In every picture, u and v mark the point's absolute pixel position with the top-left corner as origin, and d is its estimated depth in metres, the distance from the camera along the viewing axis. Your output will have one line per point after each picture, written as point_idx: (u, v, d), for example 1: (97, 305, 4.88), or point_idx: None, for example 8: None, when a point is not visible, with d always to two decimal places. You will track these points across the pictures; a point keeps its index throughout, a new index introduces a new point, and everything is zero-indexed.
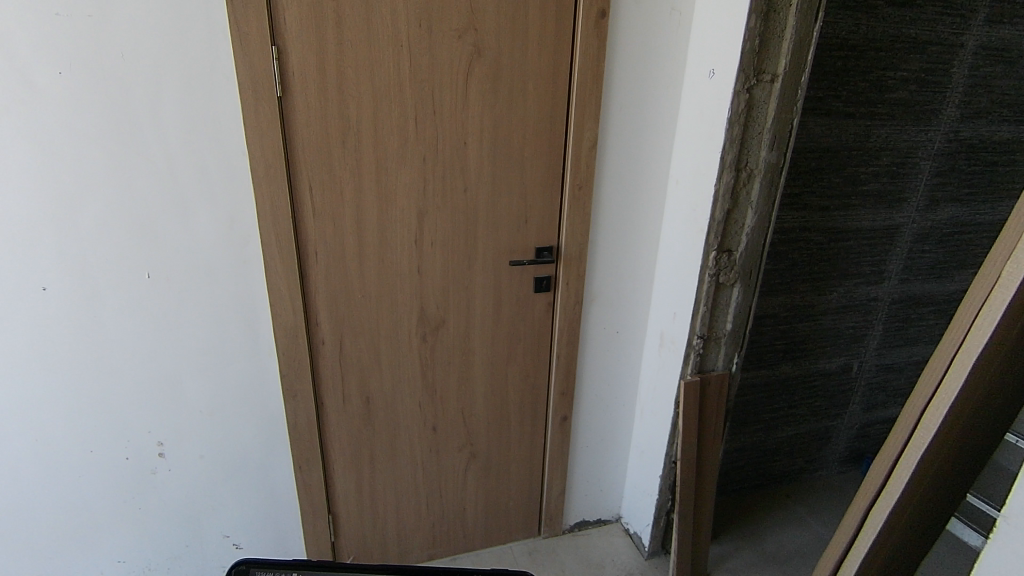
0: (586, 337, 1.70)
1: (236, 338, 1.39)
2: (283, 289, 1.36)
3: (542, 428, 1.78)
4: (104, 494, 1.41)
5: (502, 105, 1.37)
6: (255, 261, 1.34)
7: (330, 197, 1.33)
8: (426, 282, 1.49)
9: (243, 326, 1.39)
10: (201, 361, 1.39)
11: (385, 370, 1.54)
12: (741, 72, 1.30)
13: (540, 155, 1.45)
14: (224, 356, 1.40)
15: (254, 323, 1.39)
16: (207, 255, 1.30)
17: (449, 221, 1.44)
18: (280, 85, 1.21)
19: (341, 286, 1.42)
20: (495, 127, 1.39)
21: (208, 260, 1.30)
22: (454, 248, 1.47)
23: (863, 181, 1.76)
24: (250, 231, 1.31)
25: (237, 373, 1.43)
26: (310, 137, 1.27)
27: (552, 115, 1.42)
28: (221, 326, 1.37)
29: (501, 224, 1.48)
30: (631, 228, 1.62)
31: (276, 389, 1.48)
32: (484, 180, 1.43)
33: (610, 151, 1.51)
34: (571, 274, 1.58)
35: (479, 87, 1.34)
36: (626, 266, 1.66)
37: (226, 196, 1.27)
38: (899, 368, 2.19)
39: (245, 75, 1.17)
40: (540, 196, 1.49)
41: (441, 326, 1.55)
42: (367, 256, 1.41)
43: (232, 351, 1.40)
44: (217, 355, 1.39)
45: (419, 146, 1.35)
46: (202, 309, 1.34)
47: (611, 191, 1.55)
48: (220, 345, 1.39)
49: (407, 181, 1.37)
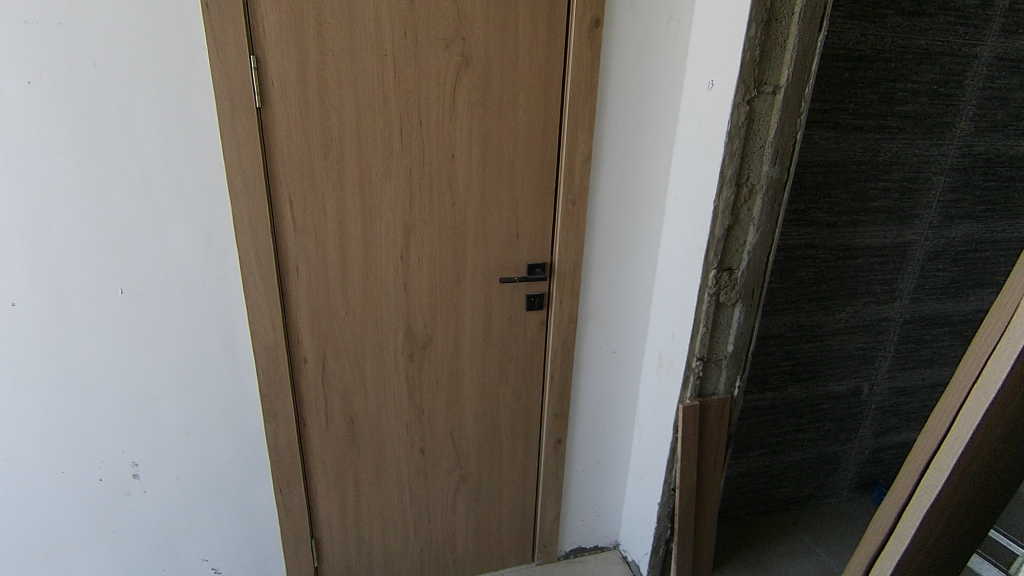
0: (582, 357, 1.64)
1: (213, 356, 1.35)
2: (263, 305, 1.31)
3: (535, 450, 1.71)
4: (76, 516, 1.36)
5: (492, 117, 1.32)
6: (233, 277, 1.29)
7: (312, 210, 1.28)
8: (413, 300, 1.43)
9: (221, 344, 1.34)
10: (178, 380, 1.34)
11: (370, 390, 1.49)
12: (741, 83, 1.24)
13: (531, 168, 1.39)
14: (201, 375, 1.35)
15: (233, 341, 1.35)
16: (183, 270, 1.25)
17: (436, 236, 1.39)
18: (259, 97, 1.17)
19: (324, 303, 1.37)
20: (484, 139, 1.34)
21: (184, 276, 1.26)
22: (442, 265, 1.42)
23: (872, 197, 1.69)
24: (228, 245, 1.26)
25: (215, 392, 1.38)
26: (291, 149, 1.23)
27: (544, 127, 1.36)
28: (198, 344, 1.32)
29: (491, 240, 1.43)
30: (628, 243, 1.56)
31: (255, 409, 1.42)
32: (473, 193, 1.37)
33: (606, 164, 1.45)
34: (565, 292, 1.52)
35: (467, 98, 1.29)
36: (623, 283, 1.60)
37: (203, 210, 1.23)
38: (912, 391, 2.10)
39: (222, 85, 1.13)
40: (532, 211, 1.43)
41: (429, 345, 1.49)
42: (351, 272, 1.36)
43: (209, 369, 1.35)
44: (195, 374, 1.35)
45: (406, 159, 1.30)
46: (178, 326, 1.30)
47: (608, 205, 1.50)
48: (196, 362, 1.34)
49: (392, 196, 1.32)
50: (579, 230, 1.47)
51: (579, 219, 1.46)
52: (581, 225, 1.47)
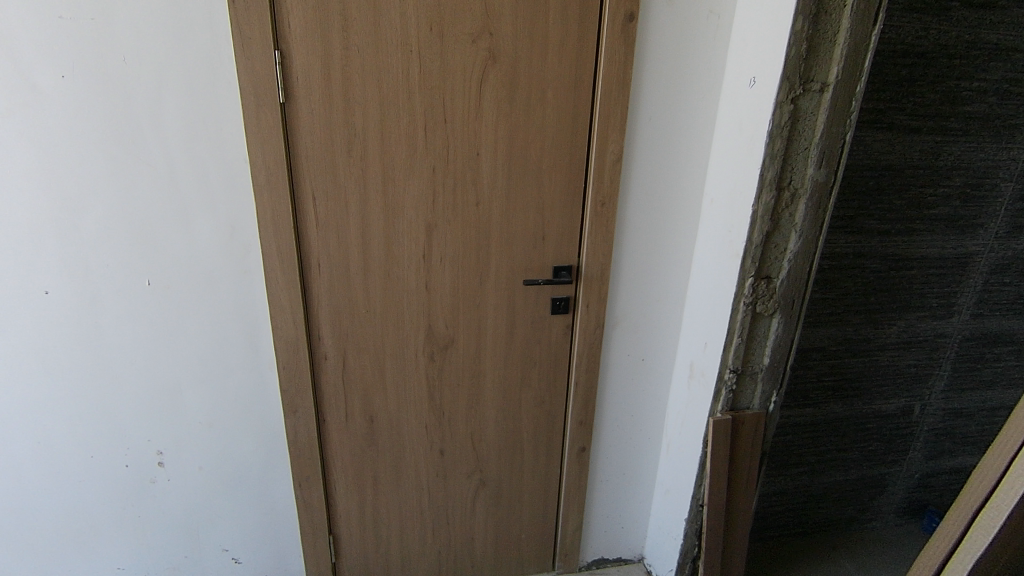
0: (608, 364, 1.58)
1: (236, 349, 1.36)
2: (284, 301, 1.31)
3: (558, 458, 1.67)
4: (104, 500, 1.40)
5: (519, 115, 1.28)
6: (256, 272, 1.30)
7: (335, 207, 1.27)
8: (435, 300, 1.41)
9: (244, 338, 1.35)
10: (202, 372, 1.36)
11: (390, 389, 1.47)
12: (785, 80, 1.16)
13: (558, 168, 1.34)
14: (224, 368, 1.37)
15: (255, 335, 1.35)
16: (208, 264, 1.27)
17: (460, 236, 1.36)
18: (283, 93, 1.16)
19: (345, 300, 1.36)
20: (510, 137, 1.30)
21: (208, 269, 1.27)
22: (465, 265, 1.39)
23: (930, 203, 1.56)
24: (251, 240, 1.27)
25: (237, 385, 1.39)
26: (315, 146, 1.22)
27: (573, 125, 1.31)
28: (221, 337, 1.34)
29: (515, 241, 1.39)
30: (659, 248, 1.49)
31: (276, 404, 1.43)
32: (498, 193, 1.34)
33: (638, 165, 1.39)
34: (592, 296, 1.47)
35: (494, 95, 1.26)
36: (653, 289, 1.53)
37: (228, 204, 1.23)
38: (970, 414, 1.94)
39: (247, 80, 1.13)
40: (559, 212, 1.39)
41: (450, 346, 1.47)
42: (373, 270, 1.35)
43: (232, 363, 1.37)
44: (218, 367, 1.36)
45: (430, 156, 1.28)
46: (202, 319, 1.31)
47: (639, 207, 1.43)
48: (220, 355, 1.35)
49: (415, 194, 1.30)
50: (608, 233, 1.41)
51: (608, 221, 1.40)
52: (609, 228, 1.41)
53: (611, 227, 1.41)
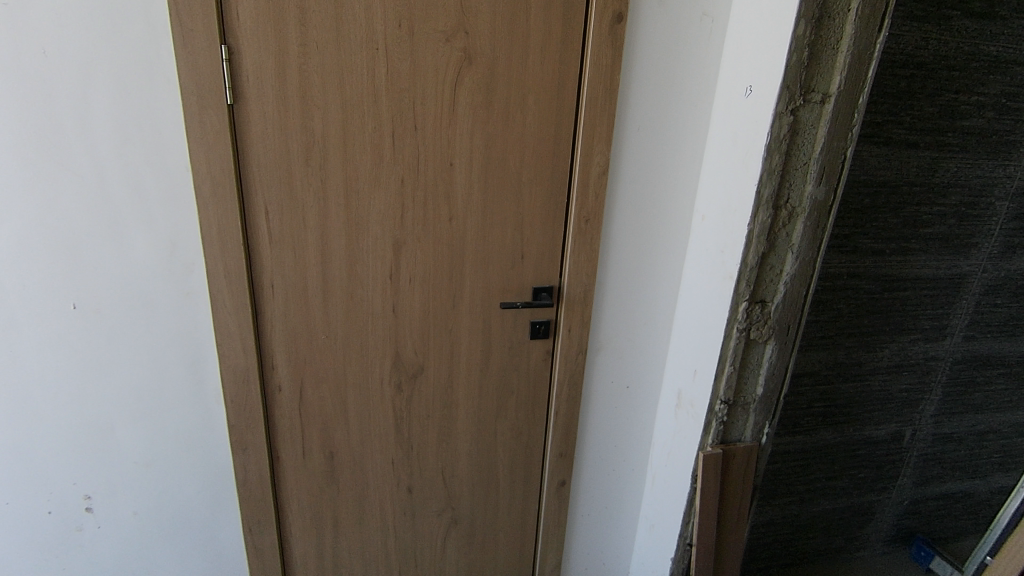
0: (591, 392, 1.47)
1: (177, 381, 1.20)
2: (232, 327, 1.17)
3: (536, 492, 1.54)
4: (22, 552, 1.23)
5: (497, 123, 1.17)
6: (200, 294, 1.15)
7: (290, 222, 1.14)
8: (402, 324, 1.28)
9: (186, 367, 1.20)
10: (138, 406, 1.20)
11: (353, 421, 1.34)
12: (784, 89, 1.07)
13: (539, 181, 1.23)
14: (164, 401, 1.21)
15: (199, 365, 1.20)
16: (143, 285, 1.12)
17: (430, 255, 1.23)
18: (231, 93, 1.02)
19: (302, 325, 1.22)
20: (487, 147, 1.18)
21: (144, 291, 1.12)
22: (436, 286, 1.26)
23: (925, 222, 1.50)
24: (194, 259, 1.12)
25: (178, 420, 1.23)
26: (267, 153, 1.08)
27: (556, 135, 1.21)
28: (160, 366, 1.18)
29: (492, 260, 1.27)
30: (646, 268, 1.39)
31: (224, 440, 1.28)
32: (473, 208, 1.22)
33: (624, 178, 1.29)
34: (574, 320, 1.36)
35: (469, 100, 1.14)
36: (639, 311, 1.43)
37: (167, 218, 1.09)
38: (959, 438, 1.88)
39: (186, 77, 0.99)
40: (539, 229, 1.27)
41: (419, 374, 1.34)
42: (333, 291, 1.21)
43: (172, 395, 1.21)
44: (156, 399, 1.20)
45: (397, 167, 1.15)
46: (137, 346, 1.16)
47: (626, 224, 1.33)
48: (158, 387, 1.20)
49: (382, 208, 1.17)
50: (592, 252, 1.30)
51: (592, 239, 1.29)
52: (594, 246, 1.30)
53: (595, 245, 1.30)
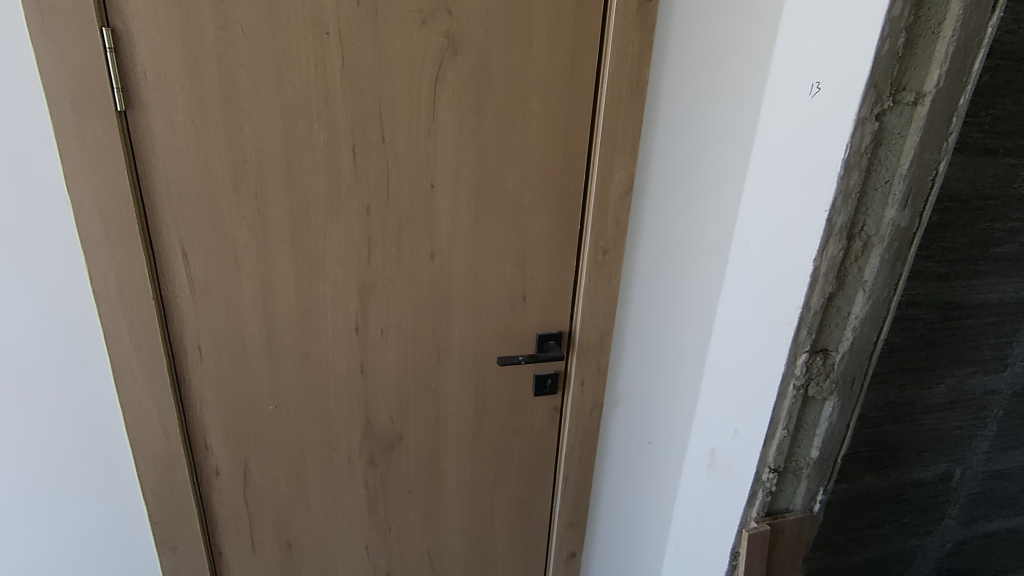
0: (607, 451, 1.22)
1: (77, 472, 0.91)
2: (147, 404, 0.88)
3: (541, 567, 1.30)
4: None
5: (491, 131, 0.89)
6: (100, 363, 0.86)
7: (218, 267, 0.85)
8: (374, 387, 1.01)
9: (89, 455, 0.91)
10: (26, 509, 0.91)
11: (314, 503, 1.07)
12: (871, 89, 0.80)
13: (546, 204, 0.96)
14: (62, 501, 0.92)
15: (106, 450, 0.91)
16: (19, 356, 0.82)
17: (408, 300, 0.96)
18: (122, 97, 0.73)
19: (242, 395, 0.94)
20: (478, 163, 0.90)
21: (21, 363, 0.83)
22: (415, 338, 0.99)
23: (997, 240, 1.26)
24: (89, 318, 0.83)
25: (83, 521, 0.94)
26: (180, 177, 0.79)
27: (567, 146, 0.93)
28: (53, 458, 0.89)
29: (486, 304, 1.01)
30: (672, 304, 1.14)
31: (147, 540, 0.99)
32: (461, 240, 0.95)
33: (650, 199, 1.04)
34: (588, 371, 1.10)
35: (454, 102, 0.86)
36: (662, 354, 1.18)
37: (44, 266, 0.79)
38: (1010, 474, 1.67)
39: (50, 75, 0.69)
40: (546, 264, 1.01)
41: (397, 444, 1.07)
42: (282, 351, 0.93)
43: (74, 493, 0.92)
44: (51, 500, 0.91)
45: (361, 191, 0.87)
46: (19, 435, 0.86)
47: (649, 254, 1.08)
48: (52, 483, 0.91)
49: (342, 244, 0.89)
50: (611, 289, 1.04)
51: (611, 275, 1.03)
52: (614, 283, 1.04)
53: (616, 281, 1.04)
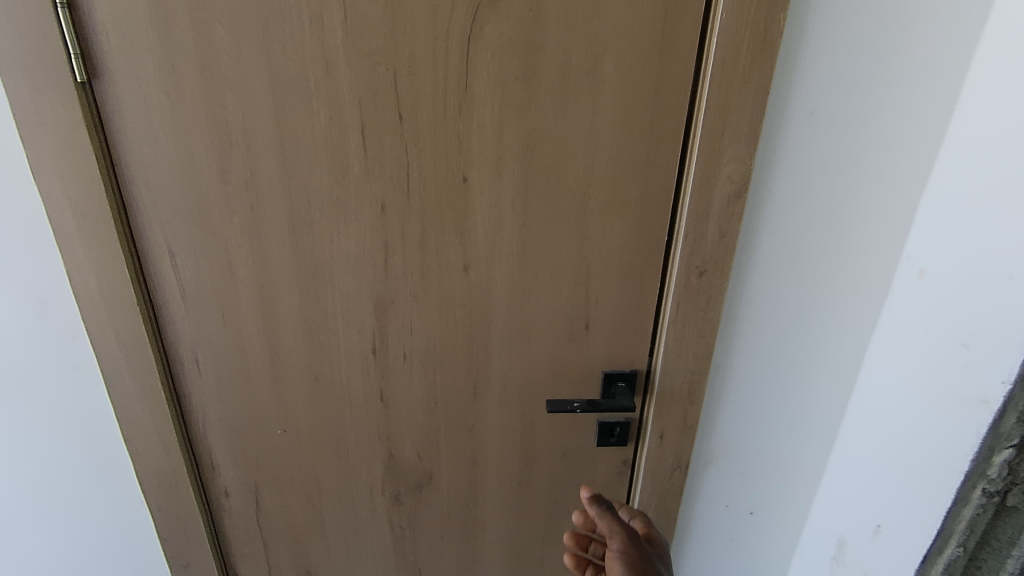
0: (691, 513, 0.95)
1: (80, 480, 0.82)
2: (143, 420, 0.78)
3: None
4: None
5: (545, 106, 0.65)
6: (91, 365, 0.76)
7: (211, 270, 0.72)
8: (396, 418, 0.83)
9: (91, 463, 0.81)
10: (37, 514, 0.83)
11: (334, 537, 0.93)
12: None
13: (622, 206, 0.71)
14: (68, 508, 0.83)
15: (108, 459, 0.81)
16: (11, 352, 0.74)
17: (435, 320, 0.77)
18: (82, 66, 0.60)
19: (246, 415, 0.82)
20: (526, 149, 0.67)
21: (14, 360, 0.74)
22: (445, 366, 0.80)
23: None
24: (75, 315, 0.73)
25: (94, 531, 0.85)
26: (156, 164, 0.65)
27: (653, 127, 0.67)
28: (53, 466, 0.80)
29: (536, 330, 0.78)
30: (796, 351, 0.81)
31: (160, 555, 0.89)
32: (503, 248, 0.72)
33: (772, 199, 0.73)
34: (672, 425, 0.83)
35: (494, 67, 0.63)
36: (775, 415, 0.86)
37: (23, 255, 0.69)
38: None
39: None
40: (618, 285, 0.75)
41: (427, 483, 0.89)
42: (289, 370, 0.79)
43: (76, 502, 0.83)
44: (57, 506, 0.83)
45: (374, 184, 0.68)
46: (18, 436, 0.78)
47: (764, 276, 0.77)
48: (57, 490, 0.82)
49: (353, 249, 0.71)
50: (708, 324, 0.76)
51: (709, 304, 0.75)
52: (712, 316, 0.76)
53: (715, 313, 0.75)
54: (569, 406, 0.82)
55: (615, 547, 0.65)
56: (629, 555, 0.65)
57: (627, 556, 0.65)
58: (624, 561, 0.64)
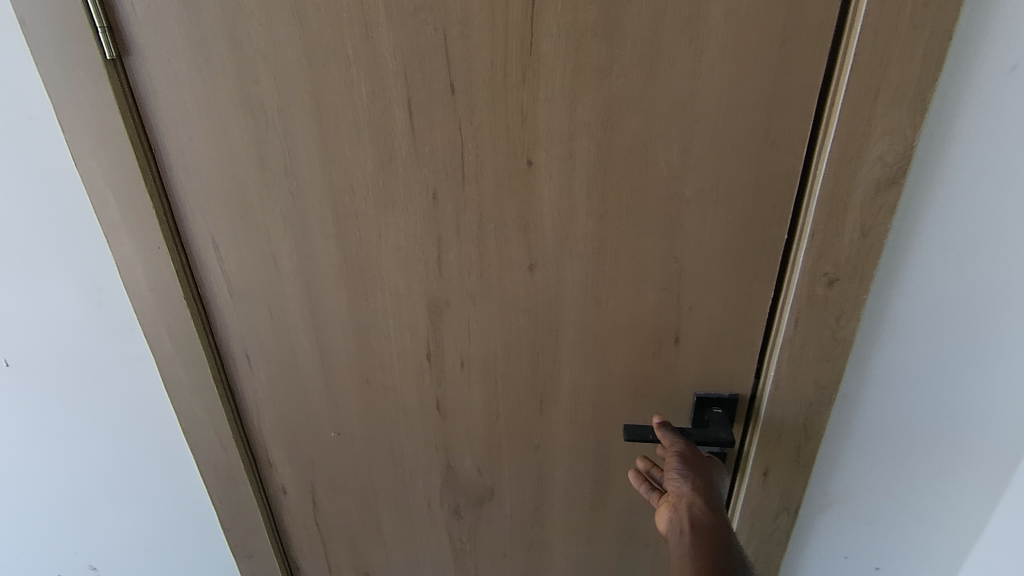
0: (797, 562, 0.79)
1: (148, 463, 0.81)
2: (198, 415, 0.75)
3: None
4: None
5: (631, 67, 0.51)
6: (147, 357, 0.72)
7: (256, 263, 0.66)
8: (454, 428, 0.74)
9: (156, 449, 0.80)
10: (114, 489, 0.83)
11: (392, 542, 0.87)
12: None
13: (728, 194, 0.56)
14: (139, 488, 0.83)
15: (171, 446, 0.80)
16: (71, 339, 0.71)
17: (495, 325, 0.66)
18: (111, 42, 0.54)
19: (298, 414, 0.77)
20: (606, 124, 0.54)
21: (75, 348, 0.72)
22: (507, 376, 0.69)
23: None
24: (127, 306, 0.69)
25: (165, 509, 0.85)
26: (194, 149, 0.60)
27: (777, 90, 0.51)
28: (124, 450, 0.80)
29: (614, 341, 0.65)
30: (954, 385, 0.63)
31: (224, 541, 0.88)
32: (576, 243, 0.60)
33: (940, 195, 0.54)
34: (781, 462, 0.67)
35: (566, 21, 0.50)
36: (921, 462, 0.68)
37: (73, 239, 0.65)
38: None
39: (26, 14, 0.52)
40: (720, 291, 0.61)
41: (488, 500, 0.80)
42: (340, 371, 0.72)
43: (151, 484, 0.83)
44: (129, 485, 0.83)
45: (424, 169, 0.58)
46: (87, 420, 0.77)
47: (918, 294, 0.59)
48: (129, 469, 0.82)
49: (402, 241, 0.62)
50: (837, 344, 0.59)
51: (839, 320, 0.58)
52: (844, 335, 0.59)
53: (847, 332, 0.58)
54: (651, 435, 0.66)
55: (676, 450, 0.62)
56: (688, 459, 0.61)
57: (687, 463, 0.61)
58: (680, 459, 0.61)
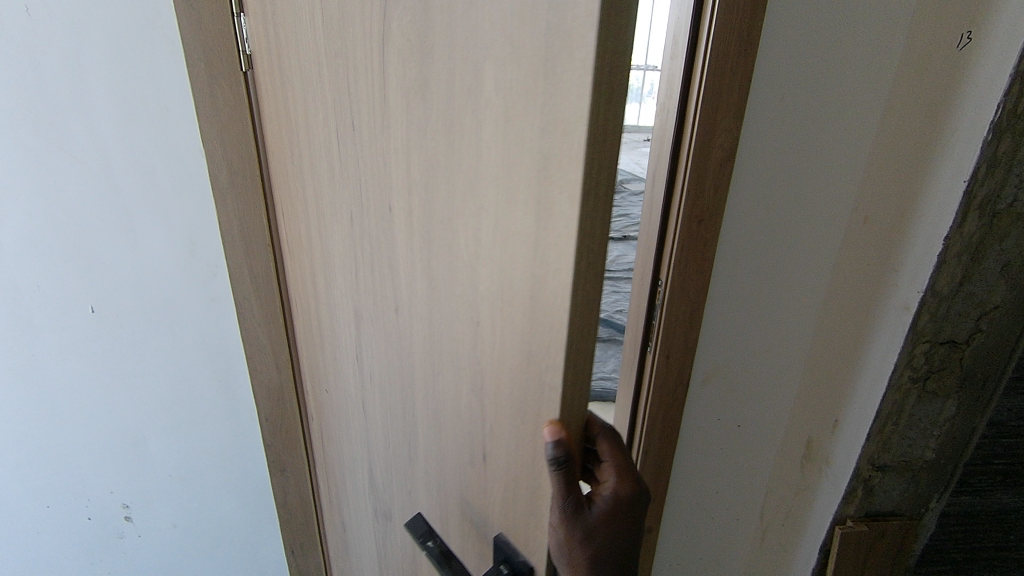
0: None
1: (207, 390, 1.11)
2: (264, 338, 1.00)
3: None
4: (65, 552, 1.24)
5: (434, 129, 0.46)
6: (227, 300, 1.03)
7: (296, 233, 0.85)
8: (372, 437, 0.79)
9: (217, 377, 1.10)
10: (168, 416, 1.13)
11: (353, 508, 0.98)
12: None
13: (510, 308, 0.44)
14: (193, 414, 1.13)
15: (230, 375, 1.10)
16: (166, 292, 1.02)
17: (383, 354, 0.68)
18: (246, 59, 0.80)
19: (312, 362, 0.95)
20: (425, 187, 0.50)
21: (166, 297, 1.02)
22: (392, 408, 0.70)
23: None
24: (217, 260, 1.00)
25: (210, 433, 1.15)
26: (275, 139, 0.81)
27: (540, 195, 0.38)
28: (186, 379, 1.09)
29: (445, 424, 0.59)
30: None
31: (261, 458, 1.18)
32: (418, 306, 0.57)
33: None
34: None
35: (399, 77, 0.49)
36: None
37: (185, 216, 0.96)
38: None
39: (193, 42, 0.80)
40: (513, 424, 0.48)
41: (391, 521, 0.82)
42: (325, 341, 0.87)
43: (202, 408, 1.13)
44: (186, 411, 1.12)
45: (347, 193, 0.65)
46: (162, 355, 1.06)
47: None
48: (187, 396, 1.11)
49: (343, 251, 0.71)
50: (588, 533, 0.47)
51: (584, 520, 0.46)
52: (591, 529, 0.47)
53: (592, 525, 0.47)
54: (424, 538, 0.67)
55: None
56: None
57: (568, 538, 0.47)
58: None
